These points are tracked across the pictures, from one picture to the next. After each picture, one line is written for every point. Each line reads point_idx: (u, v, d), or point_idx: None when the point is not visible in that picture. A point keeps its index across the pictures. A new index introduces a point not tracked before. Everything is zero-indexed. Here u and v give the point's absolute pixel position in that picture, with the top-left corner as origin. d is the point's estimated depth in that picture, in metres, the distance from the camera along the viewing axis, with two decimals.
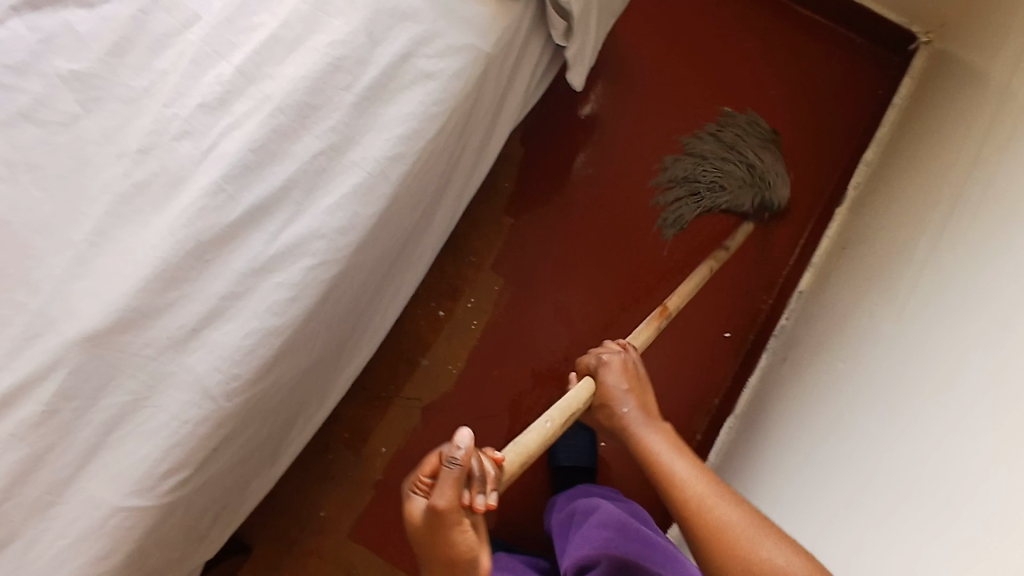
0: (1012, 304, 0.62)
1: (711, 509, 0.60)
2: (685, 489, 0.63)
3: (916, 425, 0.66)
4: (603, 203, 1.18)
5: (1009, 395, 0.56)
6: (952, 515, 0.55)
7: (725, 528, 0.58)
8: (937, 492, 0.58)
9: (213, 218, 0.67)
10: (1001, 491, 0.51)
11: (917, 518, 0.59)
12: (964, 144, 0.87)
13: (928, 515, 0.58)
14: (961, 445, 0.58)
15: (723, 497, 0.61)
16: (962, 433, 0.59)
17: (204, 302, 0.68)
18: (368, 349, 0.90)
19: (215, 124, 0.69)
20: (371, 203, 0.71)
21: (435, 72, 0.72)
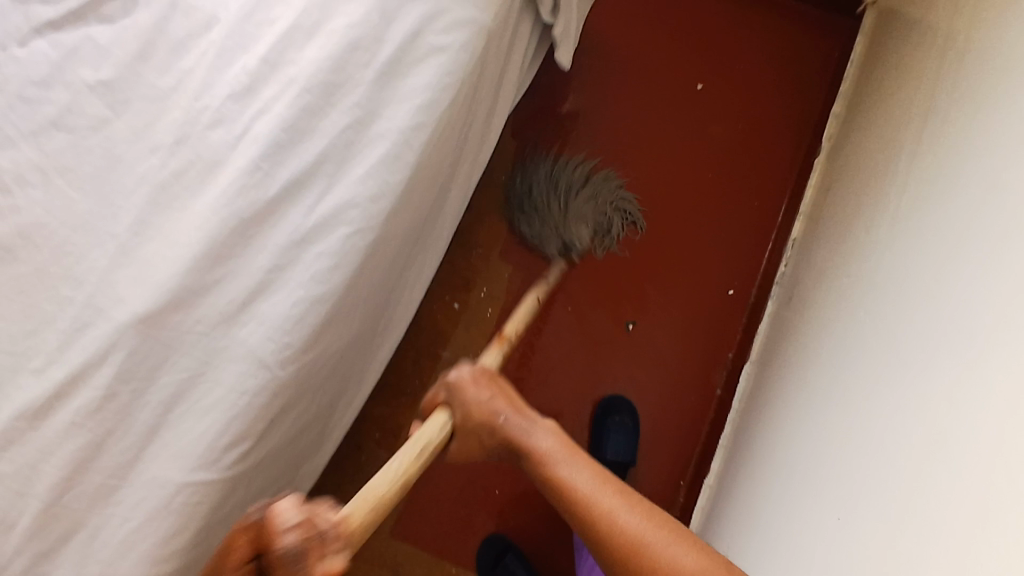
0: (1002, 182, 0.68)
1: (614, 519, 0.61)
2: (589, 505, 0.63)
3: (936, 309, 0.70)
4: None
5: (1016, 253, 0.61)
6: (981, 365, 0.60)
7: (630, 535, 0.60)
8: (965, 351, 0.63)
9: (253, 194, 0.71)
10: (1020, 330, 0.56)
11: (950, 379, 0.63)
12: (926, 72, 0.95)
13: (960, 372, 0.62)
14: (982, 307, 0.63)
15: (620, 502, 0.63)
16: (981, 298, 0.64)
17: (250, 276, 0.71)
18: (399, 328, 0.93)
19: (245, 109, 0.73)
20: (398, 170, 0.76)
21: (445, 46, 0.77)
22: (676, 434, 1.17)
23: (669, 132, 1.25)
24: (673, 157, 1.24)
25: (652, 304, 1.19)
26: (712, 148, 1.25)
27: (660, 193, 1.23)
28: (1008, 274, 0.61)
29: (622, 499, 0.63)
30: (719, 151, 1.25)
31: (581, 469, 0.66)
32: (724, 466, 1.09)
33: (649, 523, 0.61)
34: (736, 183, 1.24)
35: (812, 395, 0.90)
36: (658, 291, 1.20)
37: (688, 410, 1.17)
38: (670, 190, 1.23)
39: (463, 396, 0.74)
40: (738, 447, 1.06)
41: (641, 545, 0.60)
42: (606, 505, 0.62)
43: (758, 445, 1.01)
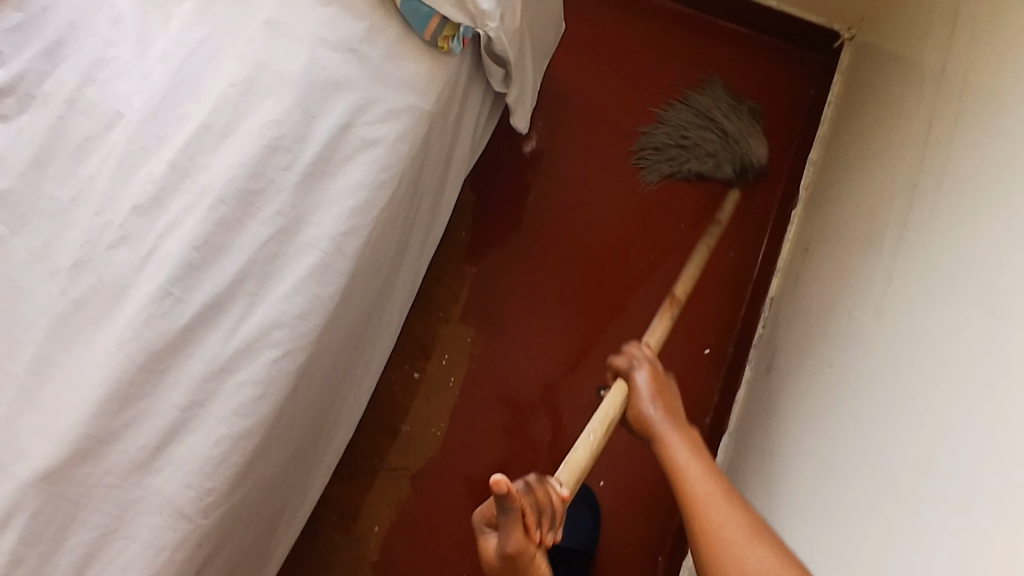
0: (989, 283, 0.63)
1: (704, 508, 0.56)
2: (687, 486, 0.59)
3: (920, 425, 0.64)
4: (564, 240, 1.16)
5: (1006, 379, 0.55)
6: (970, 511, 0.54)
7: (715, 528, 0.54)
8: (952, 484, 0.57)
9: (161, 324, 0.63)
10: (1014, 481, 0.50)
11: (934, 514, 0.57)
12: (908, 133, 0.89)
13: (947, 511, 0.56)
14: (971, 436, 0.57)
15: (717, 490, 0.57)
16: (968, 424, 0.58)
17: (162, 417, 0.63)
18: (347, 428, 0.85)
19: (153, 225, 0.65)
20: (330, 281, 0.68)
21: (379, 138, 0.69)
22: (652, 505, 1.11)
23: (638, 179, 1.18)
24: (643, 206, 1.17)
25: None
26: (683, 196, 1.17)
27: (629, 246, 1.16)
28: (996, 399, 0.56)
29: (722, 489, 0.57)
30: (691, 200, 1.18)
31: (695, 458, 0.63)
32: None
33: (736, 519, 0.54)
34: (709, 233, 1.17)
35: (790, 489, 0.84)
36: None
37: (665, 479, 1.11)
38: (640, 242, 1.16)
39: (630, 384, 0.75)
40: None
41: (724, 539, 0.53)
42: (702, 491, 0.58)
43: None
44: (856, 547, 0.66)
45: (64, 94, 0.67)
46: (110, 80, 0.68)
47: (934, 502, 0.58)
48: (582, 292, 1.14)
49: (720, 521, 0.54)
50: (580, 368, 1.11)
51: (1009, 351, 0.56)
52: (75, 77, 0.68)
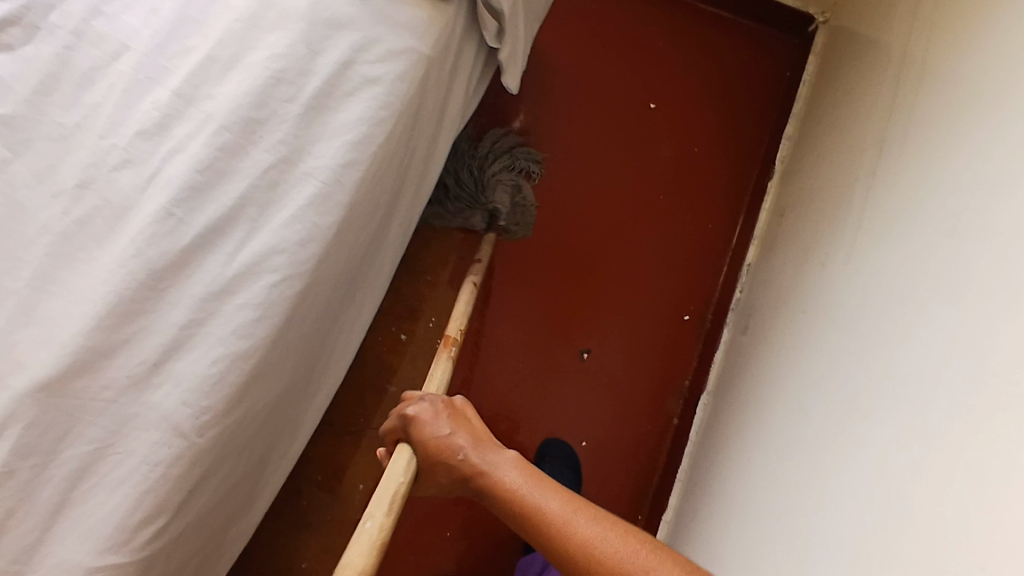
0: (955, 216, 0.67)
1: (587, 544, 0.54)
2: (562, 530, 0.55)
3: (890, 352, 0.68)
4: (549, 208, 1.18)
5: (986, 300, 0.58)
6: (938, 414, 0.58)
7: (603, 560, 0.53)
8: (919, 393, 0.62)
9: (164, 243, 0.64)
10: (976, 380, 0.55)
11: (902, 423, 0.62)
12: (877, 101, 0.94)
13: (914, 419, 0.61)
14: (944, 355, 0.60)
15: (577, 515, 0.56)
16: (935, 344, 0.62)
17: (161, 335, 0.64)
18: (338, 371, 0.87)
19: (157, 150, 0.66)
20: (329, 211, 0.69)
21: (378, 77, 0.72)
22: (631, 466, 1.14)
23: (622, 152, 1.22)
24: (626, 177, 1.21)
25: (605, 330, 1.16)
26: (665, 168, 1.22)
27: (611, 215, 1.19)
28: (964, 312, 0.61)
29: (594, 515, 0.56)
30: (673, 174, 1.21)
31: (534, 486, 0.60)
32: (682, 498, 1.06)
33: (629, 544, 0.53)
34: (689, 205, 1.21)
35: (767, 434, 0.88)
36: (610, 317, 1.16)
37: (644, 441, 1.14)
38: (623, 211, 1.20)
39: (420, 433, 0.69)
40: (695, 481, 1.03)
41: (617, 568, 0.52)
42: (566, 525, 0.55)
43: (713, 481, 0.98)
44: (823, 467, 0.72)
45: (71, 25, 0.68)
46: (116, 13, 0.69)
47: (903, 414, 0.62)
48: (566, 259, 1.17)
49: (606, 550, 0.53)
50: (563, 332, 1.15)
51: (976, 276, 0.61)
52: (83, 9, 0.69)
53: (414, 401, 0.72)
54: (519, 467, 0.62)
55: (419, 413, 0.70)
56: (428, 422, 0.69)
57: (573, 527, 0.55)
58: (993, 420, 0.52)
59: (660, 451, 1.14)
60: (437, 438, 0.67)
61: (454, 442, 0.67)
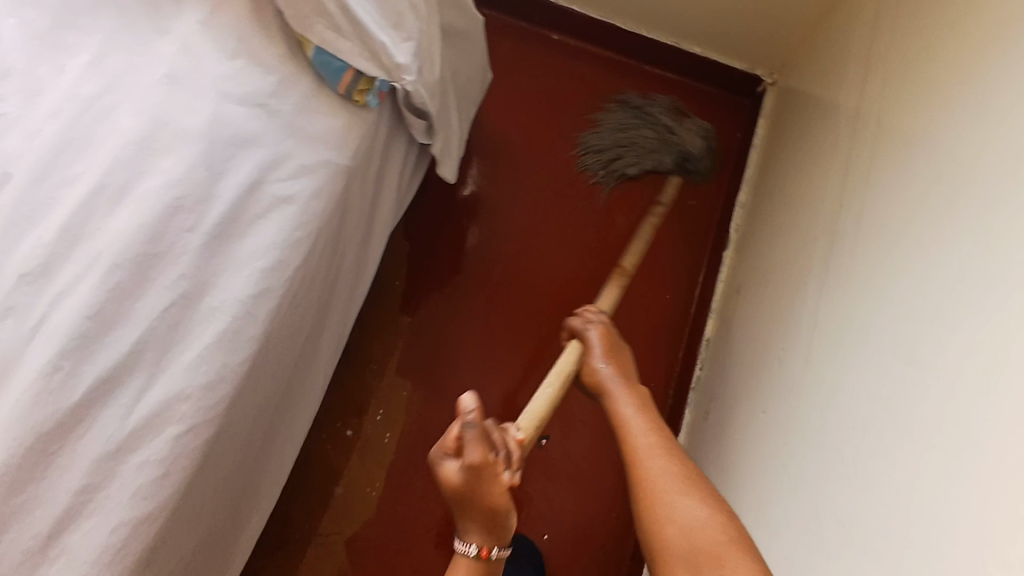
0: (904, 322, 0.62)
1: (637, 460, 0.55)
2: (630, 445, 0.58)
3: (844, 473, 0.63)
4: (500, 289, 1.14)
5: (942, 430, 0.52)
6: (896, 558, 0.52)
7: (643, 476, 0.53)
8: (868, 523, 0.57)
9: (52, 402, 0.57)
10: (923, 516, 0.51)
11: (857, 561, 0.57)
12: (828, 177, 0.90)
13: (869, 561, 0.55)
14: (909, 490, 0.53)
15: (651, 438, 0.58)
16: (889, 476, 0.56)
17: (51, 509, 0.57)
18: (268, 499, 0.79)
19: (37, 296, 0.59)
20: (238, 349, 0.63)
21: (290, 196, 0.66)
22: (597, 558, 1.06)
23: (573, 222, 1.18)
24: (579, 249, 1.17)
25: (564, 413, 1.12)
26: (618, 237, 1.18)
27: (566, 291, 1.15)
28: (922, 459, 0.53)
29: (664, 444, 0.57)
30: (626, 243, 1.17)
31: (637, 414, 0.63)
32: None
33: (673, 472, 0.53)
34: (645, 275, 1.16)
35: None
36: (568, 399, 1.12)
37: (610, 529, 1.08)
38: (580, 288, 1.15)
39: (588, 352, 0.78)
40: None
41: (651, 485, 0.52)
42: (637, 444, 0.57)
43: None
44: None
45: None
46: None
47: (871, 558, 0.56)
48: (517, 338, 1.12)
49: (649, 469, 0.54)
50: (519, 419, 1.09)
51: (931, 399, 0.55)
52: None
53: (591, 319, 0.83)
54: (637, 402, 0.66)
55: (590, 335, 0.80)
56: (594, 346, 0.79)
57: (638, 445, 0.57)
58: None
59: (627, 541, 1.07)
60: (594, 365, 0.76)
61: (603, 374, 0.74)
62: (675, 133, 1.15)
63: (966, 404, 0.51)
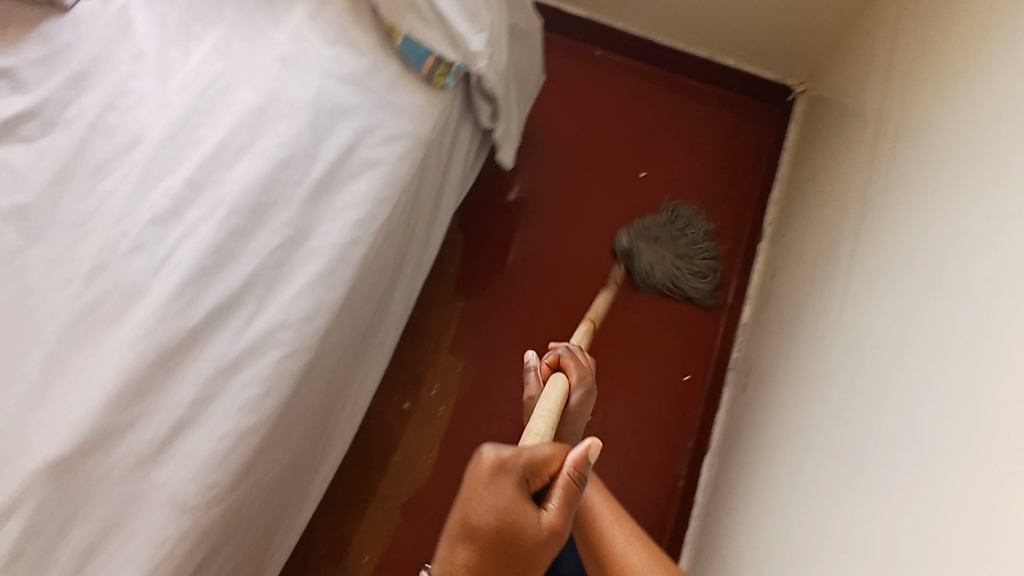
0: (925, 265, 0.69)
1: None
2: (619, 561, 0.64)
3: (871, 398, 0.70)
4: (550, 274, 1.22)
5: (951, 341, 0.59)
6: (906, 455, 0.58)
7: None
8: (892, 432, 0.63)
9: (175, 322, 0.67)
10: (931, 416, 0.57)
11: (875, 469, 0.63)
12: (855, 162, 0.98)
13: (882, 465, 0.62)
14: (920, 398, 0.60)
15: (640, 553, 0.64)
16: (907, 391, 0.63)
17: (169, 415, 0.65)
18: (342, 442, 0.87)
19: (168, 234, 0.70)
20: (334, 287, 0.73)
21: (379, 159, 0.77)
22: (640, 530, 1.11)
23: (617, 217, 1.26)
24: None
25: (608, 391, 1.18)
26: None
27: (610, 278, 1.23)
28: (932, 368, 0.60)
29: (657, 560, 0.63)
30: None
31: (615, 521, 0.67)
32: (691, 567, 1.04)
33: None
34: None
35: (772, 490, 0.87)
36: (610, 378, 1.19)
37: (652, 503, 1.13)
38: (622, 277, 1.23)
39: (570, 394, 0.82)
40: (705, 542, 1.02)
41: None
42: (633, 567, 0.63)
43: (720, 544, 0.97)
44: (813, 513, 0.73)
45: (86, 120, 0.74)
46: (131, 107, 0.75)
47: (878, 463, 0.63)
48: (562, 319, 1.20)
49: None
50: None
51: (941, 320, 0.62)
52: (98, 104, 0.74)
53: (569, 355, 0.85)
54: (606, 502, 0.69)
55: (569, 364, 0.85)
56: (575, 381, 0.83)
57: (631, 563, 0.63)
58: (955, 455, 0.52)
59: (668, 514, 1.12)
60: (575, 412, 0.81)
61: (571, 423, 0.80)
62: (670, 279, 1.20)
63: (972, 314, 0.57)
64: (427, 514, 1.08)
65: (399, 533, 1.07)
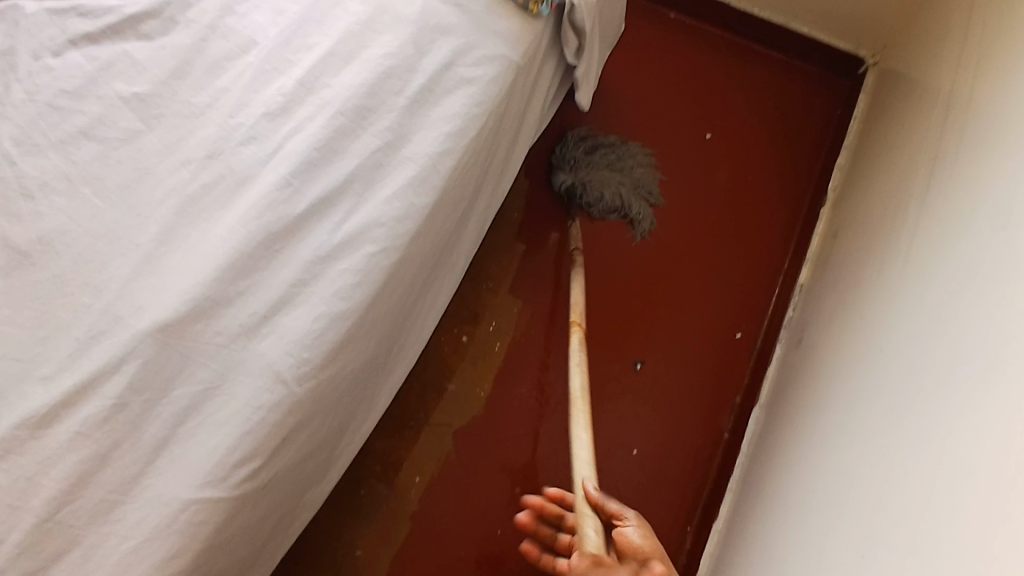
0: (1009, 205, 0.71)
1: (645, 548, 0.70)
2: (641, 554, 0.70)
3: (953, 334, 0.71)
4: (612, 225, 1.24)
5: None
6: (1002, 379, 0.60)
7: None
8: (983, 361, 0.64)
9: (282, 209, 0.71)
10: None
11: (963, 399, 0.64)
12: (928, 120, 0.98)
13: (974, 395, 0.63)
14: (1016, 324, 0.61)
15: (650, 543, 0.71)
16: (999, 322, 0.64)
17: (272, 292, 0.70)
18: (410, 355, 0.93)
19: (278, 129, 0.74)
20: (425, 193, 0.76)
21: (474, 78, 0.80)
22: (684, 478, 1.13)
23: (680, 175, 1.28)
24: (683, 198, 1.27)
25: (659, 341, 1.19)
26: (721, 193, 1.28)
27: (669, 232, 1.25)
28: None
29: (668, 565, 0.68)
30: (728, 199, 1.27)
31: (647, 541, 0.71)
32: (732, 515, 1.05)
33: None
34: (743, 227, 1.26)
35: (828, 434, 0.89)
36: (662, 329, 1.20)
37: (697, 455, 1.14)
38: (679, 235, 1.25)
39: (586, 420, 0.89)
40: (748, 489, 1.04)
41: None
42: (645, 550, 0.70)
43: (769, 489, 0.99)
44: (883, 448, 0.74)
45: (205, 21, 0.78)
46: (247, 13, 0.79)
47: (968, 391, 0.64)
48: (619, 269, 1.22)
49: None
50: (621, 341, 1.18)
51: None
52: (216, 8, 0.78)
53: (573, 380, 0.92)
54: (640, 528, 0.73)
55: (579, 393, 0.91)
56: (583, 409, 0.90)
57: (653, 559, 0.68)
58: None
59: (712, 466, 1.14)
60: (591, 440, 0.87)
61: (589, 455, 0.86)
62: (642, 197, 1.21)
63: None
64: (477, 444, 1.12)
65: (448, 459, 1.11)
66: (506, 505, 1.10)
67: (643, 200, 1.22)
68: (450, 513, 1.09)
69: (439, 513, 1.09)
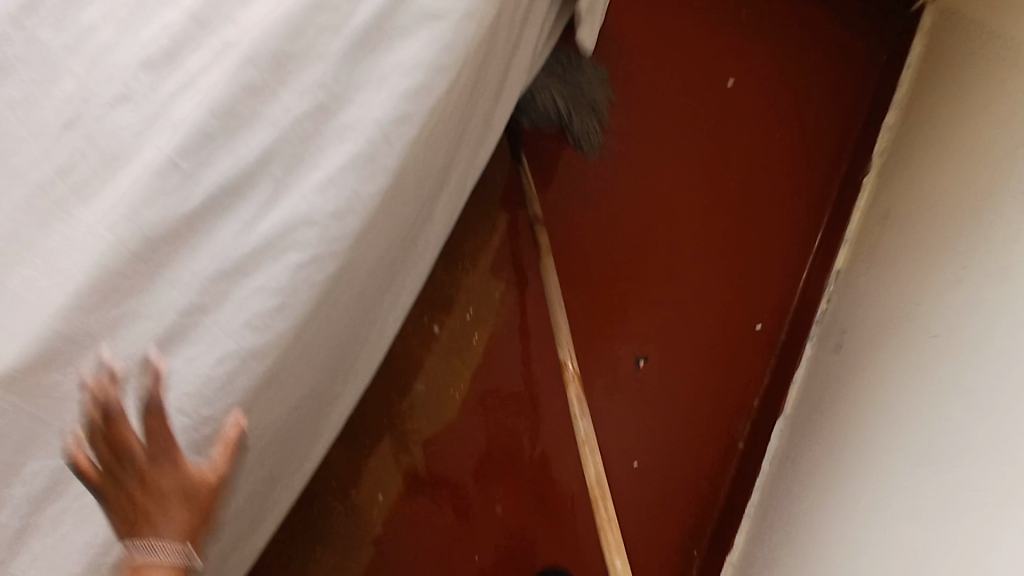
0: None
1: None
2: None
3: None
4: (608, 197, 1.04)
5: None
6: None
7: None
8: None
9: (166, 203, 0.50)
10: None
11: None
12: (1009, 71, 0.77)
13: None
14: None
15: None
16: None
17: (158, 321, 0.50)
18: (365, 374, 0.74)
19: (162, 85, 0.52)
20: (372, 178, 0.55)
21: (441, 13, 0.58)
22: (690, 493, 0.98)
23: (694, 132, 1.07)
24: (694, 161, 1.07)
25: (657, 332, 1.02)
26: (743, 154, 1.07)
27: (674, 203, 1.06)
28: None
29: None
30: (750, 162, 1.07)
31: None
32: (753, 550, 0.90)
33: None
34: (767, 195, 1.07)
35: (887, 482, 0.71)
36: (660, 317, 1.03)
37: (706, 467, 0.99)
38: (692, 207, 1.06)
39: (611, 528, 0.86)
40: (775, 525, 0.88)
41: None
42: None
43: (801, 531, 0.82)
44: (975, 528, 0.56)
45: None
46: None
47: None
48: (614, 249, 1.03)
49: None
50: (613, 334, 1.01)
51: None
52: None
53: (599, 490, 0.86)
54: None
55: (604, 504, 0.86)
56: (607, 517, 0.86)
57: None
58: None
59: (723, 479, 0.99)
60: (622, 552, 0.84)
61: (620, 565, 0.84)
62: (581, 107, 0.98)
63: None
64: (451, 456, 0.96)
65: (416, 473, 0.95)
66: (482, 527, 0.95)
67: (585, 113, 0.99)
68: (417, 536, 0.94)
69: (406, 537, 0.94)
